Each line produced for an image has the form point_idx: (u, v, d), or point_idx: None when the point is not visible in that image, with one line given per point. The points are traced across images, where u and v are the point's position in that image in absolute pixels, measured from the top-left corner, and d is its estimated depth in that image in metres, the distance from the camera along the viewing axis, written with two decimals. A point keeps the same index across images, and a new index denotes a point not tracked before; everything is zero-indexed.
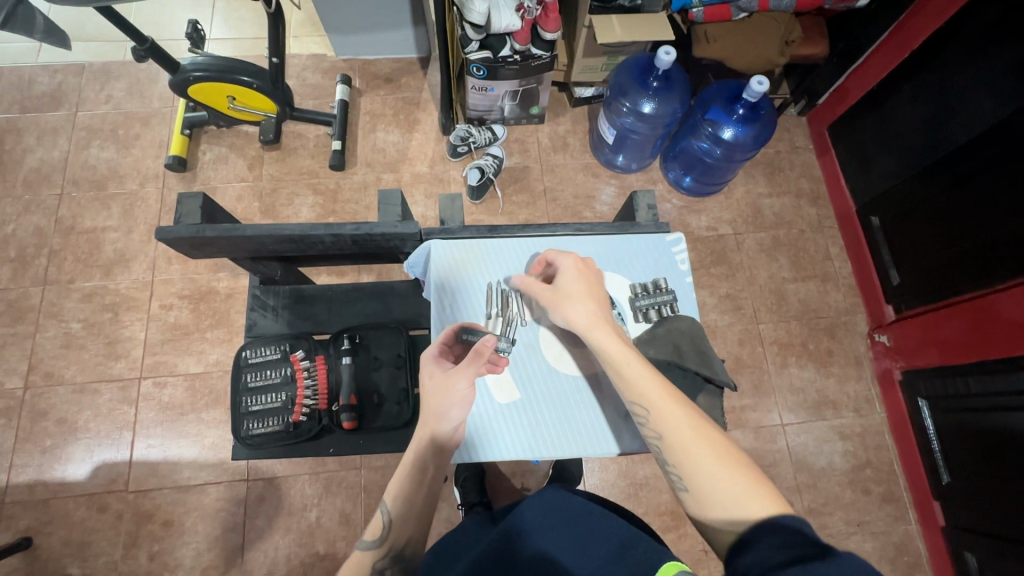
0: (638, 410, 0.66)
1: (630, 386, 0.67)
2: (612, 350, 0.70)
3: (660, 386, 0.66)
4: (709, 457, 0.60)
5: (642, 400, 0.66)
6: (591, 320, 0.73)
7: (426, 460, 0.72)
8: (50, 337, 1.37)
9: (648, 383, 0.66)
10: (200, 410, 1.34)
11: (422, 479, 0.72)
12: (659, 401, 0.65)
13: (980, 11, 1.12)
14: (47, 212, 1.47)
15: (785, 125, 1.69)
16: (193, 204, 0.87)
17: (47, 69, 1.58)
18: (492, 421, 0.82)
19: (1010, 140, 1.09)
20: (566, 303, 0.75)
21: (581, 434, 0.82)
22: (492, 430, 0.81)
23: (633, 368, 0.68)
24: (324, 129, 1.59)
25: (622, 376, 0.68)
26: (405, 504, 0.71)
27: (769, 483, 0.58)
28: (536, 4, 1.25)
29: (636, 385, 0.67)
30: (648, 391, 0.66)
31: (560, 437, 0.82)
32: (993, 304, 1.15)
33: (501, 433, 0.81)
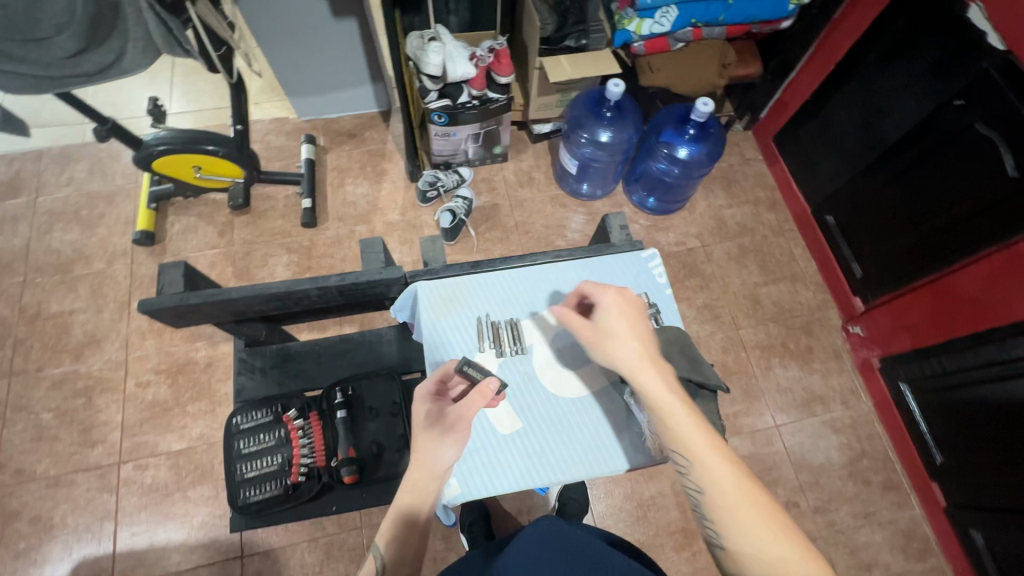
0: (681, 459, 0.67)
1: (674, 434, 0.68)
2: (659, 398, 0.70)
3: (704, 437, 0.67)
4: (751, 515, 0.62)
5: (686, 452, 0.67)
6: (637, 362, 0.73)
7: (420, 503, 0.71)
8: (19, 431, 1.30)
9: (694, 434, 0.67)
10: (187, 489, 1.28)
11: (418, 519, 0.71)
12: (702, 454, 0.66)
13: (890, 22, 1.24)
14: (10, 301, 1.42)
15: (734, 141, 1.80)
16: (175, 274, 0.86)
17: (4, 158, 1.57)
18: (493, 454, 0.81)
19: (941, 133, 1.18)
20: (602, 342, 0.76)
21: (586, 456, 0.82)
22: (493, 463, 0.80)
23: (679, 417, 0.69)
24: (292, 189, 1.61)
25: (666, 425, 0.69)
26: (400, 546, 0.69)
27: (813, 547, 0.60)
28: (488, 53, 1.36)
29: (680, 434, 0.68)
30: (693, 444, 0.67)
31: (564, 461, 0.81)
32: (952, 285, 1.21)
33: (506, 466, 0.80)
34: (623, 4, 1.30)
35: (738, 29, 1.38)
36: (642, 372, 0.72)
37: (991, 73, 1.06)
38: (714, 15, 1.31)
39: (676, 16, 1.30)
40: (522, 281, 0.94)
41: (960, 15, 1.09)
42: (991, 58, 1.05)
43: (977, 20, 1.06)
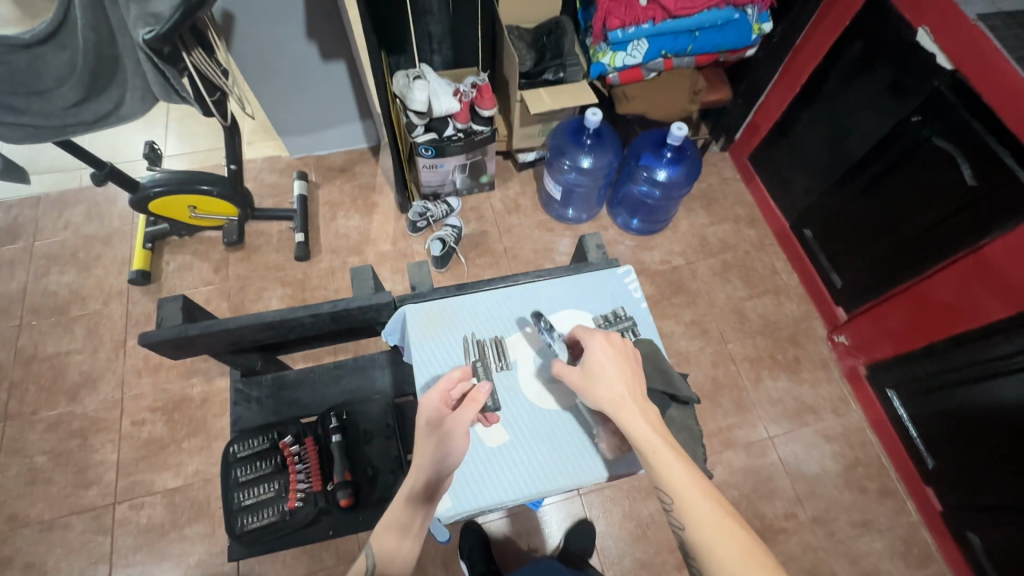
0: (664, 496, 0.69)
1: (658, 472, 0.70)
2: (644, 440, 0.72)
3: (689, 476, 0.69)
4: (734, 555, 0.62)
5: (668, 489, 0.68)
6: (616, 402, 0.75)
7: (416, 510, 0.73)
8: (13, 475, 1.30)
9: (676, 473, 0.69)
10: (183, 527, 1.27)
11: (411, 526, 0.73)
12: (684, 491, 0.68)
13: (847, 46, 1.32)
14: (6, 345, 1.44)
15: (711, 161, 1.87)
16: (174, 306, 0.88)
17: (2, 205, 1.60)
18: (481, 469, 0.82)
19: (901, 147, 1.25)
20: (595, 389, 0.77)
21: (573, 465, 0.84)
22: (480, 477, 0.82)
23: (662, 458, 0.70)
24: (286, 224, 1.65)
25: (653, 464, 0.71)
26: (389, 551, 0.72)
27: None
28: (471, 88, 1.44)
29: (665, 472, 0.70)
30: (676, 482, 0.68)
31: (550, 473, 0.83)
32: (924, 291, 1.27)
33: (494, 478, 0.82)
34: (596, 40, 1.39)
35: (708, 58, 1.44)
36: (624, 414, 0.74)
37: (942, 91, 1.13)
38: (683, 46, 1.38)
39: (647, 48, 1.36)
40: (505, 301, 0.96)
41: (910, 38, 1.16)
42: (942, 77, 1.12)
43: (926, 42, 1.13)
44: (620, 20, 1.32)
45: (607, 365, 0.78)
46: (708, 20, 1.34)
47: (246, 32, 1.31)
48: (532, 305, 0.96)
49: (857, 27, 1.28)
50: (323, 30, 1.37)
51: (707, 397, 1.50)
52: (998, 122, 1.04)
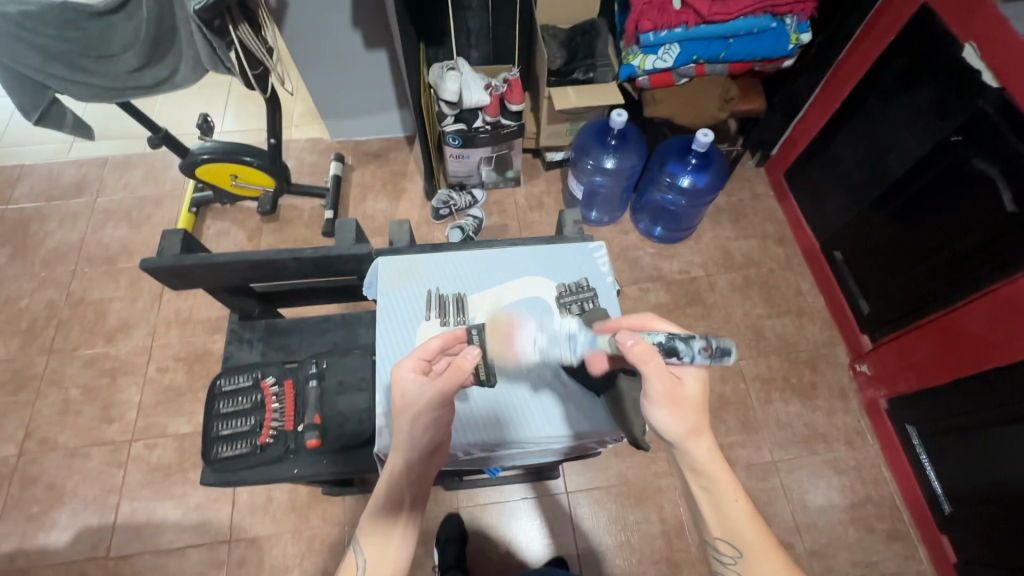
0: (728, 549, 0.65)
1: (731, 525, 0.65)
2: (724, 490, 0.65)
3: (757, 527, 0.65)
4: None
5: (739, 544, 0.64)
6: (695, 430, 0.65)
7: (403, 494, 0.69)
8: (49, 403, 1.42)
9: (753, 531, 0.64)
10: (187, 470, 1.35)
11: (399, 513, 0.68)
12: (758, 548, 0.64)
13: (889, 63, 1.27)
14: (60, 286, 1.58)
15: (744, 176, 1.82)
16: (175, 239, 0.95)
17: (73, 162, 1.78)
18: (468, 421, 0.84)
19: (937, 165, 1.17)
20: (683, 409, 0.65)
21: (556, 421, 0.85)
22: (467, 428, 0.84)
23: (737, 508, 0.65)
24: (318, 201, 1.74)
25: (722, 511, 0.65)
26: (381, 543, 0.67)
27: None
28: (502, 82, 1.48)
29: (733, 522, 0.65)
30: (748, 538, 0.64)
31: (512, 424, 0.85)
32: (954, 321, 1.18)
33: (481, 431, 0.84)
34: (628, 43, 1.38)
35: (741, 66, 1.43)
36: (715, 462, 0.65)
37: (987, 112, 1.05)
38: (715, 52, 1.37)
39: (678, 52, 1.36)
40: (473, 262, 0.98)
41: (955, 55, 1.09)
42: (986, 96, 1.04)
43: (972, 59, 1.06)
44: (653, 24, 1.31)
45: (693, 383, 0.67)
46: (743, 28, 1.33)
47: (295, 17, 1.41)
48: (501, 269, 0.97)
49: (900, 42, 1.23)
50: (366, 19, 1.45)
51: (711, 412, 1.46)
52: None
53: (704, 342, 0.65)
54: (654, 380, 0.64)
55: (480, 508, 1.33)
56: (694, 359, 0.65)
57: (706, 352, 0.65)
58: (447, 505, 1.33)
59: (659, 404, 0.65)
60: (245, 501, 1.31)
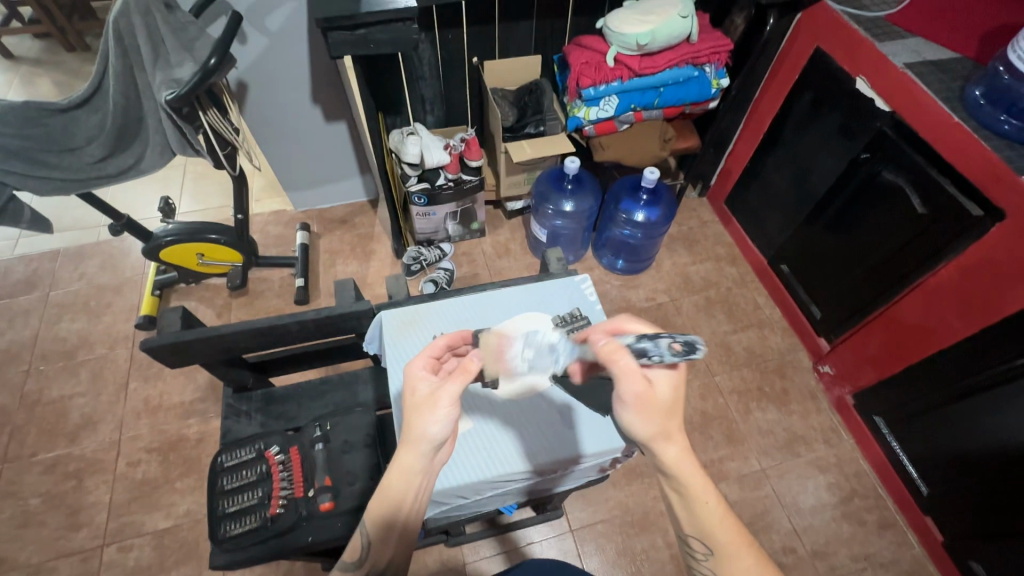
0: (702, 547, 0.65)
1: (703, 526, 0.65)
2: (694, 491, 0.65)
3: (731, 527, 0.65)
4: None
5: (710, 542, 0.64)
6: (660, 432, 0.66)
7: (408, 486, 0.67)
8: (6, 518, 1.31)
9: (724, 530, 0.64)
10: (170, 569, 1.25)
11: (402, 502, 0.67)
12: (728, 547, 0.64)
13: (797, 98, 1.45)
14: (13, 389, 1.49)
15: (690, 206, 1.98)
16: (173, 317, 0.95)
17: (23, 258, 1.71)
18: (472, 449, 0.85)
19: (854, 180, 1.33)
20: (648, 412, 0.66)
21: (558, 442, 0.86)
22: (471, 456, 0.84)
23: (709, 508, 0.65)
24: (287, 270, 1.74)
25: (693, 511, 0.65)
26: (385, 529, 0.66)
27: None
28: (460, 142, 1.57)
29: (705, 522, 0.65)
30: (720, 537, 0.64)
31: (513, 455, 0.85)
32: (896, 314, 1.30)
33: (486, 458, 0.84)
34: (572, 98, 1.53)
35: (674, 110, 1.59)
36: (683, 465, 0.66)
37: (886, 131, 1.22)
38: (649, 100, 1.52)
39: (617, 103, 1.50)
40: (472, 304, 1.01)
41: (851, 86, 1.28)
42: (882, 118, 1.22)
43: (864, 89, 1.24)
44: (592, 80, 1.46)
45: (664, 386, 0.67)
46: (671, 78, 1.49)
47: (257, 98, 1.47)
48: (497, 309, 1.01)
49: (804, 79, 1.42)
50: (326, 96, 1.53)
51: (697, 429, 1.51)
52: (934, 154, 1.13)
53: (672, 339, 0.65)
54: (622, 379, 0.66)
55: (485, 561, 1.30)
56: (662, 356, 0.65)
57: (675, 349, 0.64)
58: (453, 563, 1.30)
59: (627, 405, 0.66)
60: None
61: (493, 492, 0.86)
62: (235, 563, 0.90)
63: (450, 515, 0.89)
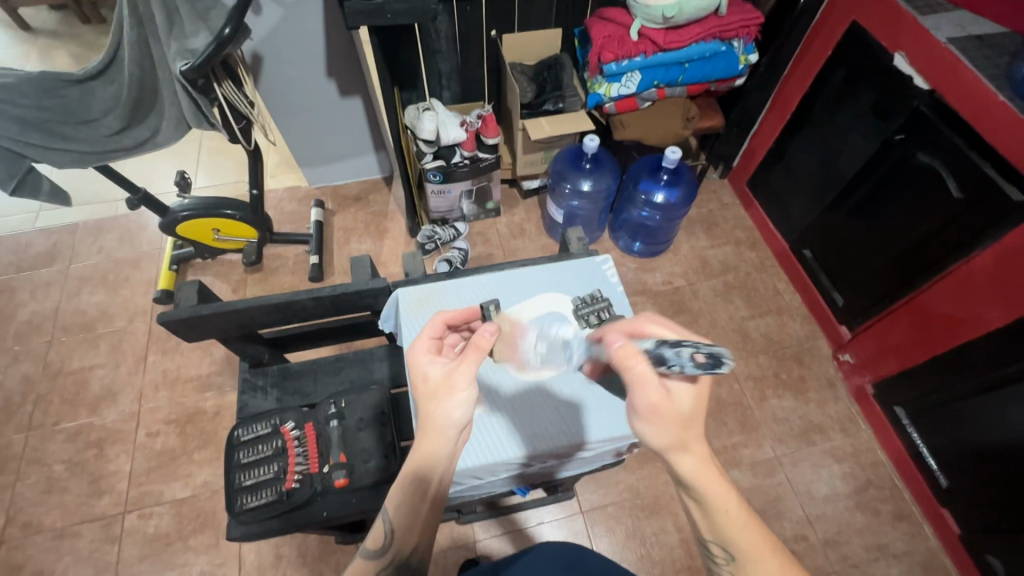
0: (721, 552, 0.64)
1: (722, 533, 0.63)
2: (713, 501, 0.64)
3: (754, 530, 0.63)
4: None
5: (730, 548, 0.64)
6: (676, 441, 0.63)
7: (430, 474, 0.67)
8: (31, 484, 1.34)
9: (746, 534, 0.63)
10: (188, 537, 1.29)
11: (425, 490, 0.67)
12: (751, 553, 0.63)
13: (829, 76, 1.39)
14: (36, 359, 1.52)
15: (711, 188, 1.93)
16: (191, 290, 0.94)
17: (44, 231, 1.73)
18: (484, 431, 0.85)
19: (887, 163, 1.28)
20: (660, 422, 0.63)
21: (570, 426, 0.86)
22: (484, 438, 0.84)
23: (729, 515, 0.63)
24: (301, 247, 1.74)
25: (715, 519, 0.64)
26: (407, 516, 0.67)
27: None
28: (477, 119, 1.54)
29: (727, 529, 0.63)
30: (741, 543, 0.63)
31: (526, 439, 0.84)
32: (924, 301, 1.25)
33: (498, 441, 0.84)
34: (592, 73, 1.48)
35: (698, 87, 1.54)
36: (703, 475, 0.64)
37: (923, 110, 1.16)
38: (674, 77, 1.47)
39: (639, 79, 1.46)
40: (490, 283, 1.00)
41: (888, 63, 1.21)
42: (920, 97, 1.16)
43: (903, 66, 1.18)
44: (614, 55, 1.41)
45: (684, 398, 0.63)
46: (696, 53, 1.44)
47: (272, 71, 1.45)
48: (515, 289, 1.00)
49: (837, 55, 1.35)
50: (341, 69, 1.50)
51: (711, 415, 1.50)
52: (975, 135, 1.07)
53: (695, 349, 0.57)
54: (635, 388, 0.63)
55: (496, 539, 1.31)
56: (682, 370, 0.60)
57: (698, 361, 0.56)
58: (464, 540, 1.31)
59: (640, 416, 0.63)
60: (253, 561, 1.26)
61: (507, 473, 0.86)
62: (250, 536, 0.92)
63: (462, 495, 0.90)
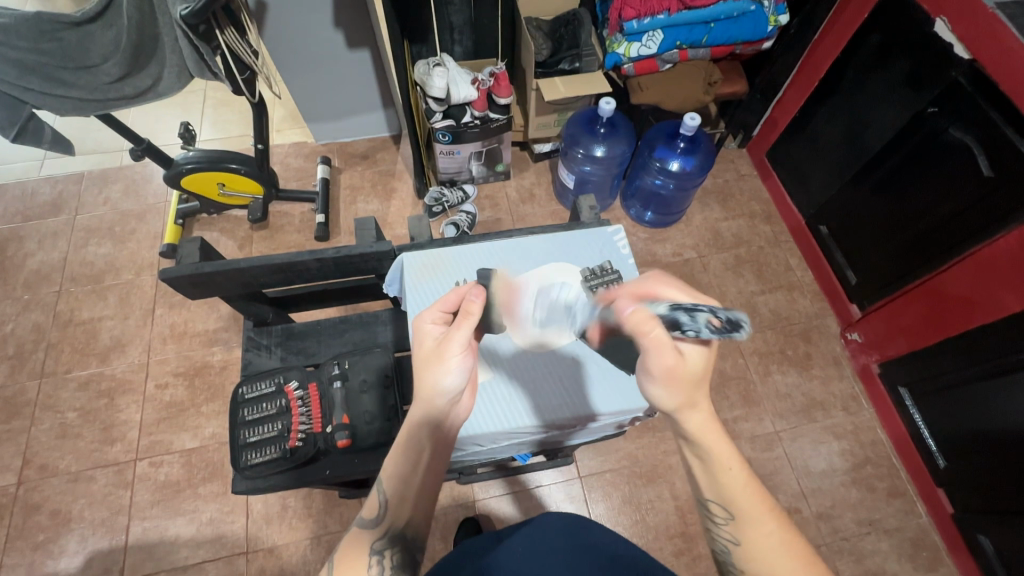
0: (721, 512, 0.64)
1: (723, 491, 0.64)
2: (717, 458, 0.64)
3: (754, 491, 0.64)
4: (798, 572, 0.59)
5: (732, 508, 0.63)
6: (685, 400, 0.64)
7: (422, 442, 0.68)
8: (45, 429, 1.38)
9: (746, 495, 0.63)
10: (197, 486, 1.33)
11: (418, 459, 0.68)
12: (752, 514, 0.63)
13: (862, 42, 1.31)
14: (46, 308, 1.53)
15: (728, 158, 1.87)
16: (192, 247, 0.94)
17: (48, 180, 1.72)
18: (489, 401, 0.84)
19: (917, 137, 1.22)
20: (671, 384, 0.63)
21: (579, 398, 0.86)
22: (490, 408, 0.84)
23: (732, 476, 0.64)
24: (308, 206, 1.72)
25: (718, 479, 0.64)
26: (401, 485, 0.68)
27: None
28: (489, 77, 1.46)
29: (727, 488, 0.64)
30: (741, 502, 0.63)
31: (529, 410, 0.84)
32: (939, 285, 1.23)
33: (501, 412, 0.83)
34: (613, 31, 1.41)
35: (722, 49, 1.47)
36: (708, 433, 0.64)
37: (960, 82, 1.09)
38: (697, 37, 1.41)
39: (662, 39, 1.39)
40: (497, 250, 0.98)
41: (927, 29, 1.13)
42: (959, 67, 1.09)
43: (943, 32, 1.10)
44: (635, 12, 1.35)
45: (695, 357, 0.63)
46: (723, 12, 1.37)
47: (275, 19, 1.39)
48: (524, 257, 0.98)
49: (873, 19, 1.27)
50: (349, 20, 1.44)
51: (713, 389, 1.50)
52: (1013, 110, 1.01)
53: (712, 314, 0.58)
54: (651, 354, 0.63)
55: (496, 499, 1.35)
56: (701, 332, 0.59)
57: (715, 325, 0.58)
58: (464, 499, 1.34)
59: (654, 377, 0.64)
60: (260, 511, 1.30)
61: (509, 441, 0.86)
62: (254, 489, 0.94)
63: (465, 459, 0.90)
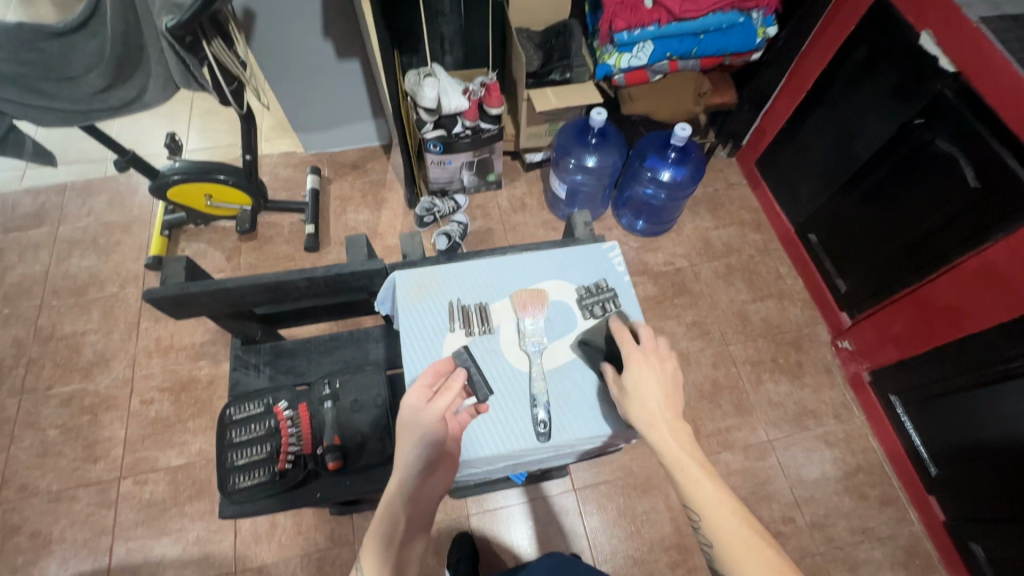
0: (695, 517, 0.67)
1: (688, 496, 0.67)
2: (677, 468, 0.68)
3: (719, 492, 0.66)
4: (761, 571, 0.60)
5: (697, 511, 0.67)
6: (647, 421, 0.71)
7: (397, 512, 0.67)
8: (25, 448, 1.34)
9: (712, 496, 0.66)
10: (183, 504, 1.30)
11: (392, 534, 0.66)
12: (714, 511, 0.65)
13: (849, 54, 1.33)
14: (27, 322, 1.50)
15: (718, 167, 1.88)
16: (177, 267, 0.92)
17: (30, 191, 1.68)
18: (485, 424, 0.82)
19: (903, 150, 1.24)
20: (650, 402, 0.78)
21: (578, 420, 0.84)
22: (485, 431, 0.82)
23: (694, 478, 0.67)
24: (297, 216, 1.70)
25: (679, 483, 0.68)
26: (377, 561, 0.64)
27: None
28: (480, 87, 1.45)
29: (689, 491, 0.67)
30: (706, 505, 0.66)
31: (525, 432, 0.82)
32: (927, 294, 1.24)
33: (498, 435, 0.81)
34: (603, 42, 1.42)
35: (712, 60, 1.48)
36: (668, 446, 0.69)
37: (947, 95, 1.10)
38: (688, 48, 1.42)
39: (652, 50, 1.40)
40: (492, 267, 0.97)
41: (913, 43, 1.15)
42: (945, 80, 1.10)
43: (929, 45, 1.11)
44: (626, 23, 1.35)
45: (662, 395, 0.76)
46: (712, 23, 1.38)
47: (264, 29, 1.37)
48: (517, 274, 0.97)
49: (860, 32, 1.28)
50: (338, 30, 1.43)
51: (706, 398, 1.50)
52: (999, 123, 1.02)
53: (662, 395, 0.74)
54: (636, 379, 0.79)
55: (489, 513, 1.33)
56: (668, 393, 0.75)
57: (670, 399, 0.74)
58: (457, 514, 1.33)
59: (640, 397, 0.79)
60: (248, 529, 1.27)
61: (507, 464, 0.83)
62: (243, 513, 0.92)
63: (459, 483, 0.88)
